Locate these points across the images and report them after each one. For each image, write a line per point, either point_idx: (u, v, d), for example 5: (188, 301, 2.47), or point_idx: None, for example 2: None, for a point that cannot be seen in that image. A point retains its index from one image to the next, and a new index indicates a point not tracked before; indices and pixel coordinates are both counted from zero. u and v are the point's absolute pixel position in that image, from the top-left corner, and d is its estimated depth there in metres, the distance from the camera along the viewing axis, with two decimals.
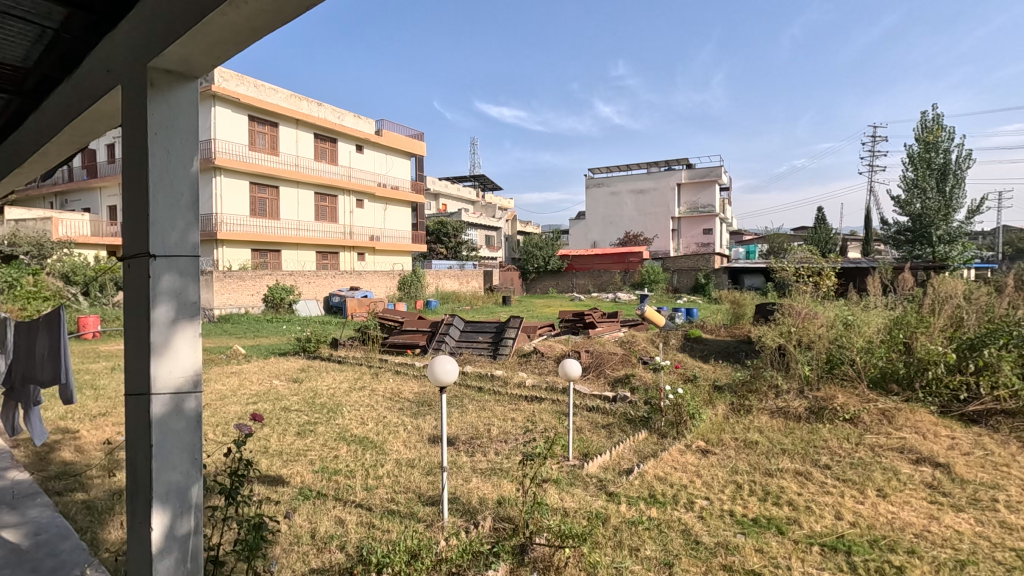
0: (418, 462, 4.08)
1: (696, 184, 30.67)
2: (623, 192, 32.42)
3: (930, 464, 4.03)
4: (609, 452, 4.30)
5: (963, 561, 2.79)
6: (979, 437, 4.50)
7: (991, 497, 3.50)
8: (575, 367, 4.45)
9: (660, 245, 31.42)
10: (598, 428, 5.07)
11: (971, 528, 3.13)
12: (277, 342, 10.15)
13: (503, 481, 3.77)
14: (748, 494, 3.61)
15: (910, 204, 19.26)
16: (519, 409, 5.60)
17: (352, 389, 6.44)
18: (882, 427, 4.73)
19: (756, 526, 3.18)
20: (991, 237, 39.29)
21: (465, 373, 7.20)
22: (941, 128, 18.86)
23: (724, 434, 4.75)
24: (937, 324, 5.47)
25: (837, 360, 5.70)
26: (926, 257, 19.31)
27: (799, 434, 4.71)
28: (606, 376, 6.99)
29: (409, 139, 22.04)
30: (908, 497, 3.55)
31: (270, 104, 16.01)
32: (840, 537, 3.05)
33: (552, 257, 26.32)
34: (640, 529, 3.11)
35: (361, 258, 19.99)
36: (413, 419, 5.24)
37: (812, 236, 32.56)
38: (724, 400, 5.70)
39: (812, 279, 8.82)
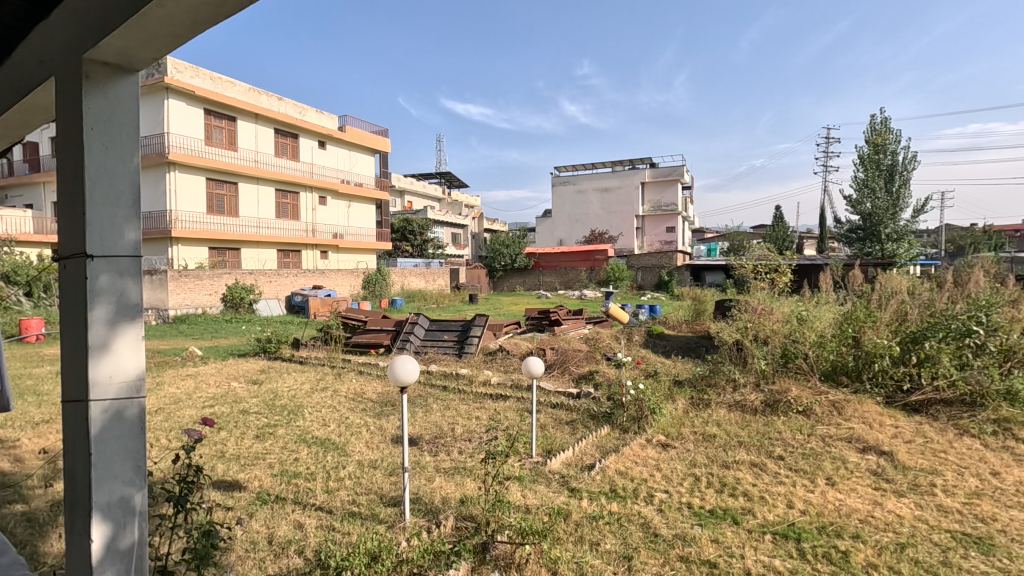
0: (381, 463, 4.05)
1: (659, 183, 31.30)
2: (588, 190, 32.75)
3: (875, 452, 4.23)
4: (571, 448, 4.34)
5: (903, 544, 2.94)
6: (920, 426, 4.73)
7: (929, 483, 3.69)
8: (539, 365, 4.48)
9: (625, 243, 31.88)
10: (562, 424, 5.11)
11: (911, 512, 3.29)
12: (236, 343, 9.89)
13: (468, 480, 3.78)
14: (706, 486, 3.71)
15: (861, 204, 20.04)
16: (483, 407, 5.61)
17: (314, 390, 6.31)
18: (832, 418, 4.92)
19: (712, 517, 3.28)
20: (936, 236, 41.30)
21: (430, 372, 7.16)
22: (889, 131, 19.73)
23: (684, 428, 4.86)
24: (883, 319, 5.72)
25: (791, 354, 5.91)
26: (875, 254, 20.25)
27: (755, 426, 4.87)
28: (571, 373, 7.06)
29: (373, 135, 21.75)
30: (854, 484, 3.71)
31: (227, 97, 15.50)
32: (791, 525, 3.17)
33: (518, 255, 26.39)
34: (601, 523, 3.16)
35: (324, 257, 19.59)
36: (376, 419, 5.19)
37: (770, 234, 33.63)
38: (684, 395, 5.84)
39: (769, 276, 9.11)
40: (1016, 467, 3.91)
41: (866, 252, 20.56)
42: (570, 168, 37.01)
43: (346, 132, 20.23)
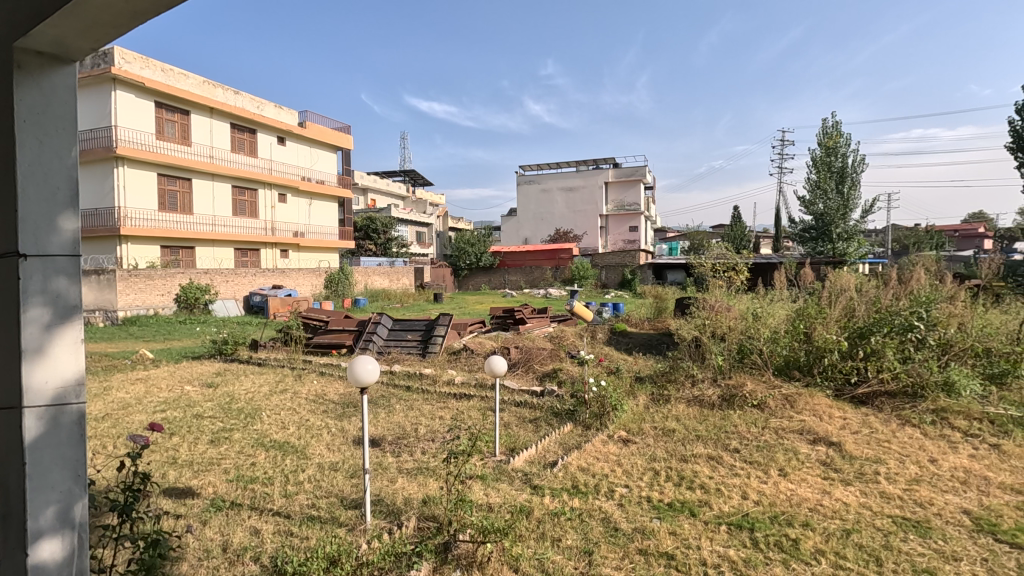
0: (342, 465, 3.98)
1: (622, 183, 31.80)
2: (553, 189, 32.96)
3: (824, 443, 4.41)
4: (534, 446, 4.37)
5: (849, 530, 3.08)
6: (866, 417, 4.96)
7: (874, 471, 3.87)
8: (501, 364, 4.47)
9: (589, 242, 32.26)
10: (525, 422, 5.13)
11: (857, 500, 3.45)
12: (190, 345, 9.55)
13: (430, 480, 3.76)
14: (664, 480, 3.80)
15: (813, 204, 20.84)
16: (447, 407, 5.58)
17: (273, 392, 6.15)
18: (785, 411, 5.10)
19: (670, 510, 3.36)
20: (881, 236, 43.39)
21: (393, 372, 7.09)
22: (840, 135, 20.55)
23: (644, 423, 4.97)
24: (833, 315, 5.96)
25: (746, 350, 6.11)
26: (827, 253, 21.11)
27: (712, 420, 5.01)
28: (534, 372, 7.10)
29: (334, 132, 21.35)
30: (804, 474, 3.86)
31: (180, 90, 14.92)
32: (745, 515, 3.27)
33: (483, 253, 26.35)
34: (562, 519, 3.20)
35: (284, 255, 19.11)
36: (337, 421, 5.09)
37: (728, 234, 34.63)
38: (644, 391, 5.95)
39: (726, 274, 9.38)
40: (951, 454, 4.14)
41: (817, 251, 21.41)
42: (534, 168, 37.21)
43: (307, 128, 19.78)
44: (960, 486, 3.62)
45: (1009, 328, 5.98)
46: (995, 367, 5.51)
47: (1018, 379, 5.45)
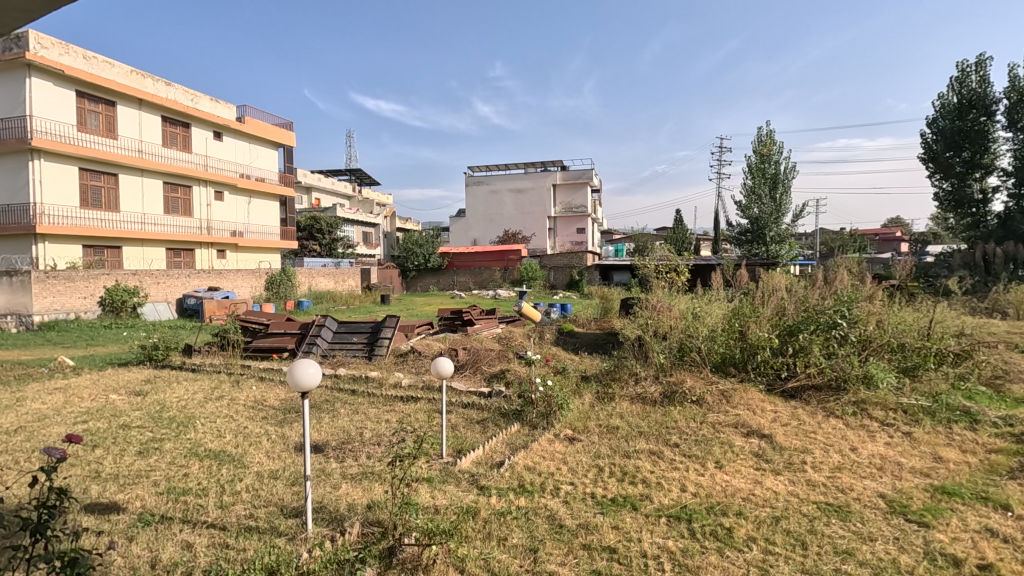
0: (282, 473, 3.85)
1: (570, 185, 32.36)
2: (502, 191, 33.05)
3: (757, 435, 4.65)
4: (481, 447, 4.37)
5: (778, 517, 3.26)
6: (794, 410, 5.26)
7: (801, 461, 4.12)
8: (448, 365, 4.43)
9: (537, 243, 32.60)
10: (473, 423, 5.14)
11: (786, 488, 3.66)
12: (116, 351, 8.96)
13: (375, 484, 3.69)
14: (608, 476, 3.90)
15: (749, 209, 21.87)
16: (394, 410, 5.51)
17: (208, 400, 5.86)
18: (722, 406, 5.33)
19: (614, 505, 3.45)
20: (810, 239, 46.16)
21: (337, 375, 6.91)
22: (773, 143, 21.69)
23: (590, 421, 5.06)
24: (765, 314, 6.28)
25: (686, 347, 6.37)
26: (761, 255, 22.22)
27: (654, 417, 5.18)
28: (482, 373, 7.11)
29: (275, 128, 20.63)
30: (738, 466, 4.06)
31: (105, 80, 14.03)
32: (683, 507, 3.41)
33: (431, 254, 26.09)
34: (509, 518, 3.23)
35: (221, 256, 18.26)
36: (278, 428, 4.92)
37: (671, 236, 35.88)
38: (590, 390, 6.09)
39: (669, 275, 9.71)
40: (870, 442, 4.46)
41: (753, 253, 22.48)
42: (483, 168, 37.19)
43: (246, 123, 19.02)
44: (876, 472, 3.90)
45: (920, 325, 6.49)
46: (909, 361, 5.96)
47: (928, 371, 5.92)
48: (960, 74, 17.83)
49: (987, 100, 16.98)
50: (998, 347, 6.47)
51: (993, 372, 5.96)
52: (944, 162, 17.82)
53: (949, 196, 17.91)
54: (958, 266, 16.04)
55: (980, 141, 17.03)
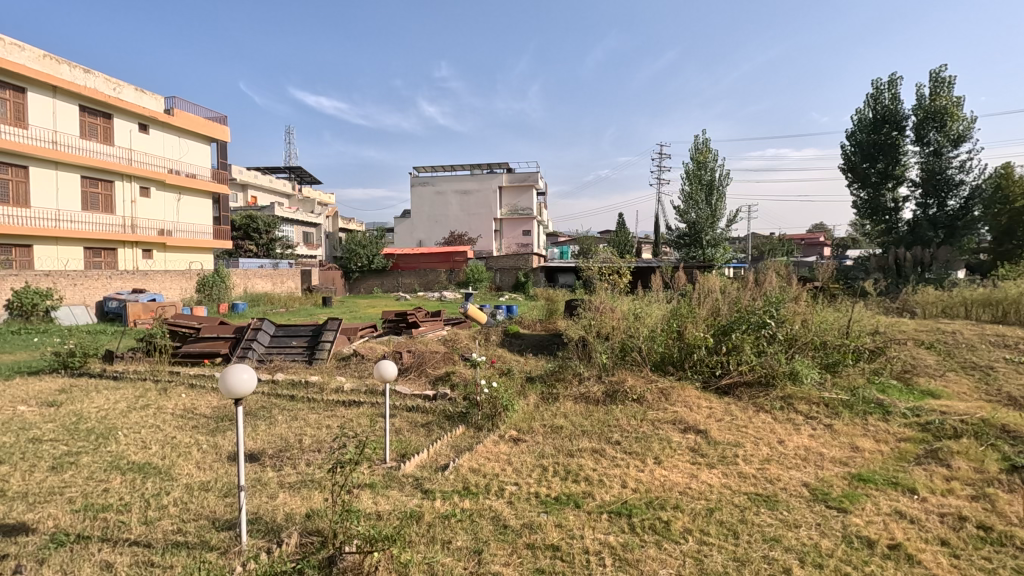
0: (214, 484, 3.67)
1: (515, 188, 32.60)
2: (447, 192, 32.85)
3: (693, 431, 4.85)
4: (426, 450, 4.33)
5: (711, 508, 3.41)
6: (728, 406, 5.52)
7: (734, 454, 4.32)
8: (391, 368, 4.34)
9: (483, 245, 32.62)
10: (417, 427, 5.08)
11: (720, 481, 3.83)
12: (26, 359, 8.25)
13: (315, 493, 3.58)
14: (552, 475, 3.95)
15: (687, 213, 22.74)
16: (335, 415, 5.36)
17: (131, 409, 5.49)
18: (661, 404, 5.52)
19: (557, 504, 3.50)
20: (743, 243, 48.43)
21: (275, 381, 6.66)
22: (708, 151, 22.65)
23: (534, 422, 5.12)
24: (701, 315, 6.56)
25: (628, 347, 6.57)
26: (698, 258, 23.19)
27: (596, 415, 5.29)
28: (427, 376, 7.03)
29: (208, 122, 19.63)
30: (676, 461, 4.21)
31: (13, 64, 12.92)
32: (624, 503, 3.50)
33: (375, 255, 25.56)
34: (453, 521, 3.21)
35: (147, 256, 17.18)
36: (210, 437, 4.68)
37: (614, 239, 36.78)
38: (535, 391, 6.16)
39: (611, 277, 9.96)
40: (796, 435, 4.74)
41: (690, 256, 23.40)
42: (428, 168, 36.85)
43: (175, 116, 17.99)
44: (801, 462, 4.15)
45: (840, 324, 6.95)
46: (830, 357, 6.38)
47: (847, 366, 6.36)
48: (874, 92, 19.29)
49: (898, 116, 18.46)
50: (907, 344, 7.02)
51: (902, 367, 6.47)
52: (862, 172, 19.21)
53: (865, 204, 19.35)
54: (874, 270, 17.31)
55: (893, 154, 18.49)
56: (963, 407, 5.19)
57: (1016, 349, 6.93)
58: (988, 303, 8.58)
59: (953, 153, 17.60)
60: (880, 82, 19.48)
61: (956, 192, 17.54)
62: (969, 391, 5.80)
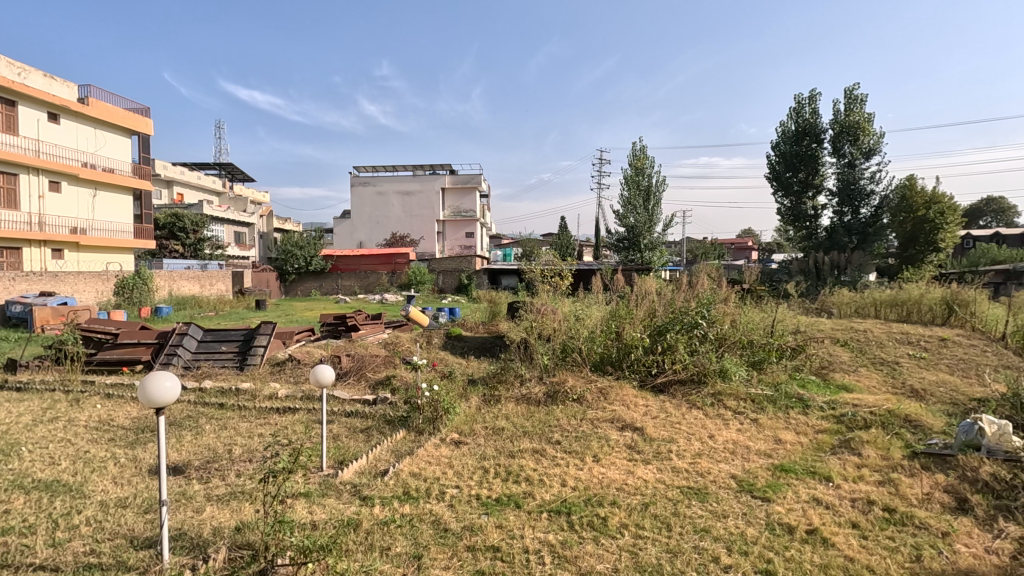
0: (133, 501, 3.43)
1: (458, 190, 32.50)
2: (389, 192, 32.25)
3: (630, 429, 5.00)
4: (364, 456, 4.23)
5: (646, 503, 3.53)
6: (663, 403, 5.73)
7: (668, 449, 4.49)
8: (329, 373, 4.20)
9: (426, 247, 32.27)
10: (356, 432, 4.96)
11: (654, 476, 3.97)
12: None
13: (245, 505, 3.42)
14: (493, 476, 3.97)
15: (626, 217, 23.40)
16: (268, 423, 5.15)
17: (37, 422, 5.05)
18: (600, 403, 5.65)
19: (498, 504, 3.52)
20: (678, 247, 50.35)
21: (202, 389, 6.30)
22: (645, 157, 23.46)
23: (476, 424, 5.11)
24: (638, 315, 6.79)
25: (568, 348, 6.69)
26: (636, 260, 23.89)
27: (537, 416, 5.36)
28: (367, 380, 6.88)
29: (128, 114, 18.39)
30: (613, 458, 4.33)
31: None
32: (563, 501, 3.57)
33: (313, 257, 24.76)
34: (392, 527, 3.16)
35: (58, 256, 15.88)
36: (128, 450, 4.37)
37: (556, 242, 37.34)
38: (477, 393, 6.16)
39: (553, 279, 10.12)
40: (725, 429, 4.98)
41: (629, 259, 24.08)
42: (369, 168, 36.11)
43: (90, 106, 16.73)
44: (729, 456, 4.37)
45: (765, 324, 7.38)
46: (756, 355, 6.76)
47: (771, 364, 6.76)
48: (797, 106, 20.57)
49: (818, 129, 19.82)
50: (824, 342, 7.54)
51: (820, 363, 6.94)
52: (785, 180, 20.44)
53: (788, 211, 20.59)
54: (796, 273, 18.45)
55: (813, 165, 19.82)
56: (871, 400, 5.64)
57: (918, 345, 7.59)
58: (894, 304, 9.35)
59: (864, 165, 19.07)
60: (802, 97, 20.83)
61: (868, 202, 19.03)
62: (877, 385, 6.30)
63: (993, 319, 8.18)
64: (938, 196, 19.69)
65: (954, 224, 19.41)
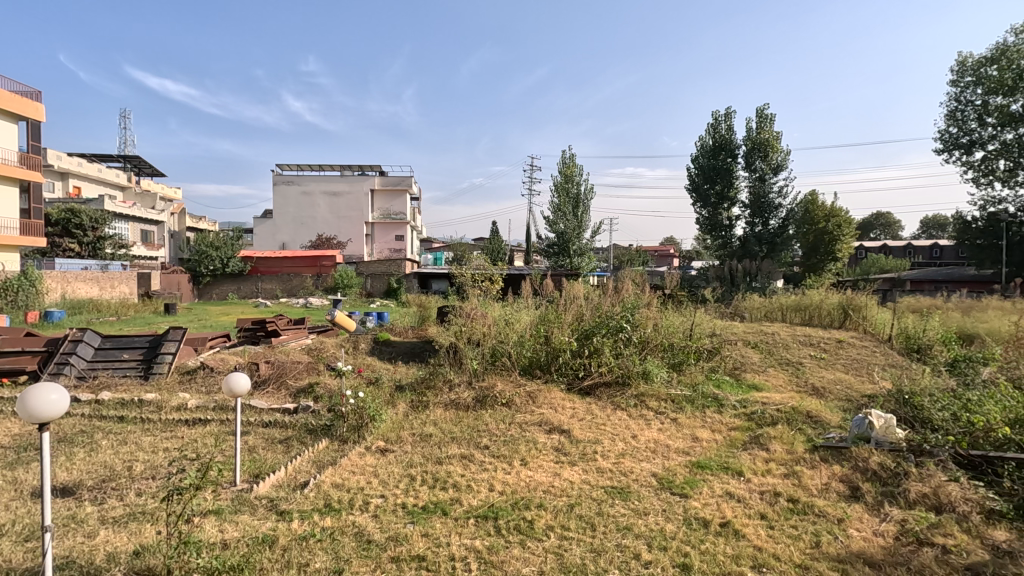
0: (10, 529, 3.06)
1: (388, 192, 31.86)
2: (315, 192, 31.07)
3: (557, 431, 5.07)
4: (282, 468, 4.02)
5: (572, 504, 3.59)
6: (590, 405, 5.86)
7: (593, 450, 4.60)
8: (243, 381, 3.94)
9: (354, 249, 31.35)
10: (274, 443, 4.70)
11: (580, 477, 4.05)
12: None
13: (146, 526, 3.15)
14: (420, 484, 3.89)
15: (556, 224, 23.86)
16: (176, 436, 4.78)
17: None
18: (528, 406, 5.70)
19: (424, 512, 3.45)
20: (606, 253, 51.99)
21: (98, 401, 5.75)
22: (574, 165, 24.05)
23: (403, 431, 5.00)
24: (566, 320, 6.91)
25: (498, 352, 6.69)
26: (566, 266, 24.41)
27: (466, 421, 5.33)
28: (288, 388, 6.55)
29: (16, 98, 16.61)
30: (541, 461, 4.38)
31: None
32: (490, 506, 3.55)
33: (231, 258, 23.38)
34: (311, 542, 3.01)
35: None
36: (5, 471, 3.90)
37: (487, 247, 37.46)
38: (404, 399, 6.04)
39: (483, 283, 10.12)
40: (646, 429, 5.18)
41: (559, 265, 24.55)
42: (293, 167, 34.63)
43: None
44: (651, 454, 4.53)
45: (685, 327, 7.75)
46: (676, 357, 7.09)
47: (689, 365, 7.10)
48: (714, 121, 21.83)
49: (732, 144, 21.13)
50: (737, 345, 8.04)
51: (733, 364, 7.38)
52: (704, 192, 21.62)
53: (706, 221, 21.79)
54: (713, 279, 19.54)
55: (728, 178, 21.10)
56: (778, 398, 6.06)
57: (819, 346, 8.26)
58: (798, 308, 10.13)
59: (773, 180, 20.53)
60: (718, 115, 22.14)
61: (776, 214, 20.47)
62: (783, 383, 6.78)
63: (881, 322, 9.05)
64: (836, 210, 21.49)
65: (849, 236, 21.31)
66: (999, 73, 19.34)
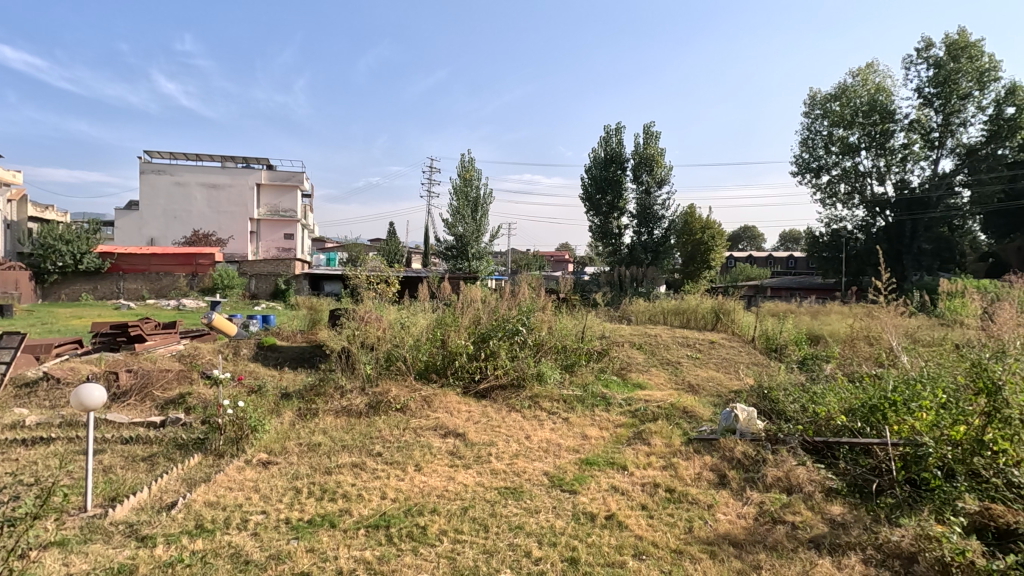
0: None
1: (276, 187, 29.87)
2: (190, 183, 28.38)
3: (452, 435, 5.06)
4: (146, 489, 3.61)
5: (465, 506, 3.60)
6: (485, 408, 5.91)
7: (488, 453, 4.64)
8: (98, 393, 3.47)
9: (235, 247, 29.06)
10: (136, 462, 4.22)
11: (474, 480, 4.07)
12: None
13: None
14: (306, 497, 3.68)
15: (454, 227, 23.83)
16: (8, 458, 4.12)
17: None
18: (423, 411, 5.62)
19: (310, 527, 3.27)
20: (504, 257, 52.94)
21: None
22: (473, 170, 24.19)
23: (289, 442, 4.71)
24: (463, 323, 6.87)
25: (393, 356, 6.53)
26: (464, 269, 24.41)
27: (358, 428, 5.14)
28: (154, 400, 5.90)
29: None
30: (435, 465, 4.34)
31: None
32: (382, 515, 3.45)
33: (85, 253, 20.64)
34: (178, 568, 2.73)
35: None
36: None
37: (383, 248, 36.50)
38: (290, 407, 5.69)
39: (379, 286, 9.82)
40: (540, 429, 5.33)
41: (457, 267, 24.48)
42: (165, 154, 31.38)
43: None
44: (543, 454, 4.66)
45: (577, 330, 8.08)
46: (569, 359, 7.38)
47: (580, 366, 7.43)
48: (606, 135, 23.04)
49: (621, 158, 22.42)
50: (624, 346, 8.54)
51: (620, 364, 7.82)
52: (595, 201, 22.73)
53: (597, 229, 22.91)
54: (604, 283, 20.59)
55: (617, 190, 22.40)
56: (658, 395, 6.52)
57: (694, 347, 9.01)
58: (677, 312, 10.96)
59: (658, 193, 22.12)
60: (610, 129, 23.42)
61: (659, 224, 22.09)
62: (664, 381, 7.31)
63: (746, 324, 10.08)
64: (710, 223, 23.61)
65: (721, 246, 23.52)
66: (840, 109, 22.39)
